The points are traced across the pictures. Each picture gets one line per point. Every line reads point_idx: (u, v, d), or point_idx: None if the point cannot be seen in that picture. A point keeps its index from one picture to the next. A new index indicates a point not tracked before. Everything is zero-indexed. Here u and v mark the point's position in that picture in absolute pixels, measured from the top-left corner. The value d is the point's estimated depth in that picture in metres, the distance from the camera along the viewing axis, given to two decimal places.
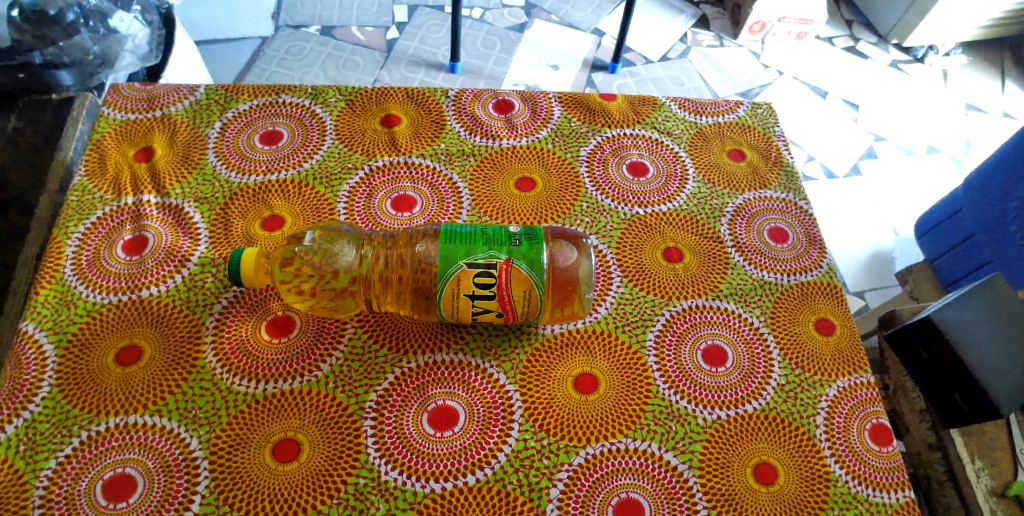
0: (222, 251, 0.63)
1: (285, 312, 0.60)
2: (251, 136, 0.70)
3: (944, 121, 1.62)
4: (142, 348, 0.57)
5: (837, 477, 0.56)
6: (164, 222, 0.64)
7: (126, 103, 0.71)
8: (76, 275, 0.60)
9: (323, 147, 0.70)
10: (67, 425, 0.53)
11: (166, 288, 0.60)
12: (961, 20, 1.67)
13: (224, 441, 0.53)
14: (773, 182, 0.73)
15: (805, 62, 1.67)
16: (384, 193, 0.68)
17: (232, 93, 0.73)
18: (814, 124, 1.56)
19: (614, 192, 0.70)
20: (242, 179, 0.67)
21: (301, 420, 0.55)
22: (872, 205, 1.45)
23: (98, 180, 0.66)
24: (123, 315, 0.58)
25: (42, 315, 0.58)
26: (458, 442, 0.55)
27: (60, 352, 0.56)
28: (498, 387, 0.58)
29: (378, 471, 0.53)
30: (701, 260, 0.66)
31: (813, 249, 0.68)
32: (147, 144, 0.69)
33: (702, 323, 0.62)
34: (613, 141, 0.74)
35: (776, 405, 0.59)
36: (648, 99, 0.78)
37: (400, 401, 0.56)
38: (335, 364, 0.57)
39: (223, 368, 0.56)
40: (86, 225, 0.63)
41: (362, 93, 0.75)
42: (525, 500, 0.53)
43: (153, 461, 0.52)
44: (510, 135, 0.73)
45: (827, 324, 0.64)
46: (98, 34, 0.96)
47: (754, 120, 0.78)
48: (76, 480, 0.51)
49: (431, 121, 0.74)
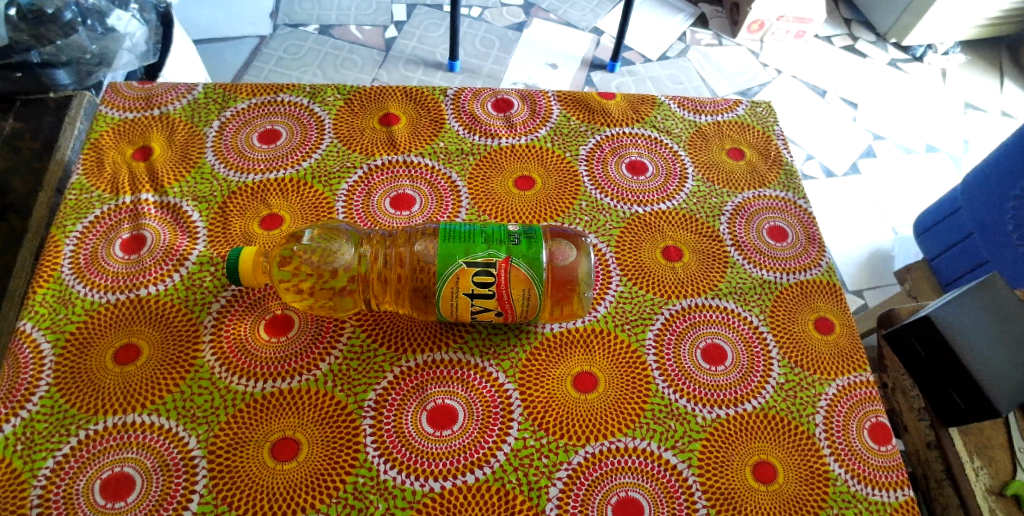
0: (221, 250, 0.63)
1: (284, 311, 0.60)
2: (250, 135, 0.70)
3: (942, 120, 1.63)
4: (140, 347, 0.56)
5: (836, 476, 0.56)
6: (163, 221, 0.64)
7: (124, 102, 0.71)
8: (74, 274, 0.60)
9: (322, 146, 0.70)
10: (65, 424, 0.53)
11: (164, 287, 0.60)
12: (960, 19, 1.67)
13: (222, 440, 0.53)
14: (772, 180, 0.73)
15: (804, 61, 1.67)
16: (383, 192, 0.67)
17: (231, 91, 0.73)
18: (813, 123, 1.56)
19: (613, 191, 0.70)
20: (241, 177, 0.67)
21: (301, 419, 0.54)
22: (871, 204, 1.45)
23: (96, 179, 0.66)
24: (121, 314, 0.58)
25: (39, 315, 0.58)
26: (458, 441, 0.54)
27: (58, 351, 0.56)
28: (497, 386, 0.58)
29: (378, 469, 0.53)
30: (701, 259, 0.66)
31: (812, 248, 0.68)
32: (145, 143, 0.68)
33: (702, 322, 0.62)
34: (612, 140, 0.74)
35: (775, 404, 0.59)
36: (647, 98, 0.78)
37: (400, 400, 0.56)
38: (334, 363, 0.57)
39: (222, 367, 0.56)
40: (85, 224, 0.63)
41: (361, 92, 0.75)
42: (525, 499, 0.53)
43: (152, 461, 0.52)
44: (509, 134, 0.73)
45: (826, 323, 0.64)
46: (96, 33, 0.96)
47: (753, 118, 0.78)
48: (74, 479, 0.50)
49: (430, 119, 0.74)
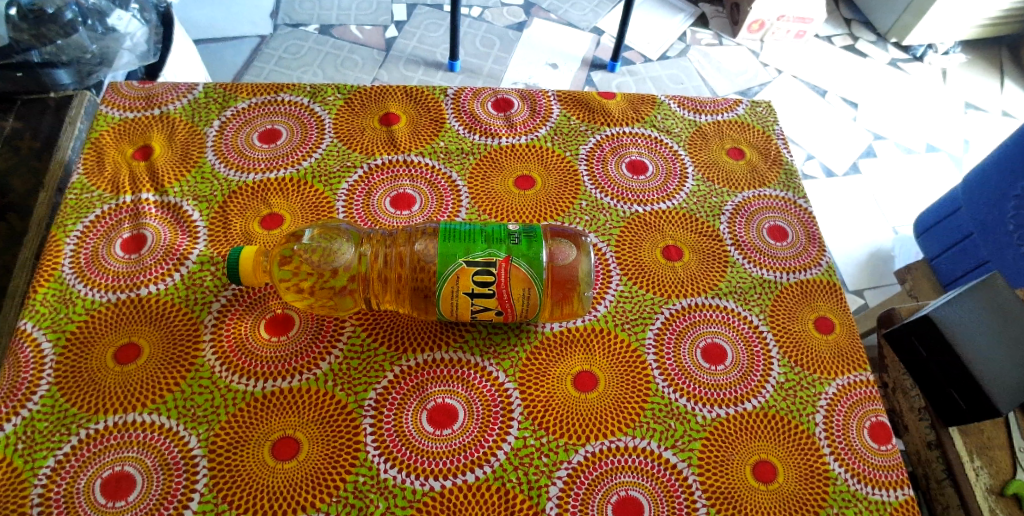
0: (221, 249, 0.63)
1: (284, 310, 0.60)
2: (250, 135, 0.70)
3: (943, 119, 1.63)
4: (140, 346, 0.56)
5: (836, 475, 0.56)
6: (163, 221, 0.64)
7: (124, 101, 0.71)
8: (75, 273, 0.60)
9: (322, 146, 0.70)
10: (66, 423, 0.53)
11: (164, 287, 0.60)
12: (960, 18, 1.67)
13: (223, 439, 0.53)
14: (772, 180, 0.73)
15: (804, 60, 1.67)
16: (383, 192, 0.67)
17: (232, 91, 0.73)
18: (814, 123, 1.56)
19: (613, 190, 0.70)
20: (241, 177, 0.67)
21: (301, 418, 0.54)
22: (871, 203, 1.45)
23: (97, 178, 0.66)
24: (122, 313, 0.58)
25: (40, 314, 0.58)
26: (458, 440, 0.55)
27: (59, 350, 0.56)
28: (497, 385, 0.58)
29: (378, 469, 0.53)
30: (701, 259, 0.66)
31: (812, 247, 0.68)
32: (146, 143, 0.69)
33: (702, 321, 0.62)
34: (612, 139, 0.74)
35: (775, 403, 0.59)
36: (647, 97, 0.78)
37: (400, 399, 0.56)
38: (334, 362, 0.57)
39: (222, 366, 0.56)
40: (85, 223, 0.63)
41: (361, 91, 0.75)
42: (525, 498, 0.53)
43: (152, 460, 0.52)
44: (509, 134, 0.73)
45: (827, 322, 0.64)
46: (97, 33, 0.96)
47: (753, 118, 0.78)
48: (74, 479, 0.51)
49: (430, 119, 0.74)
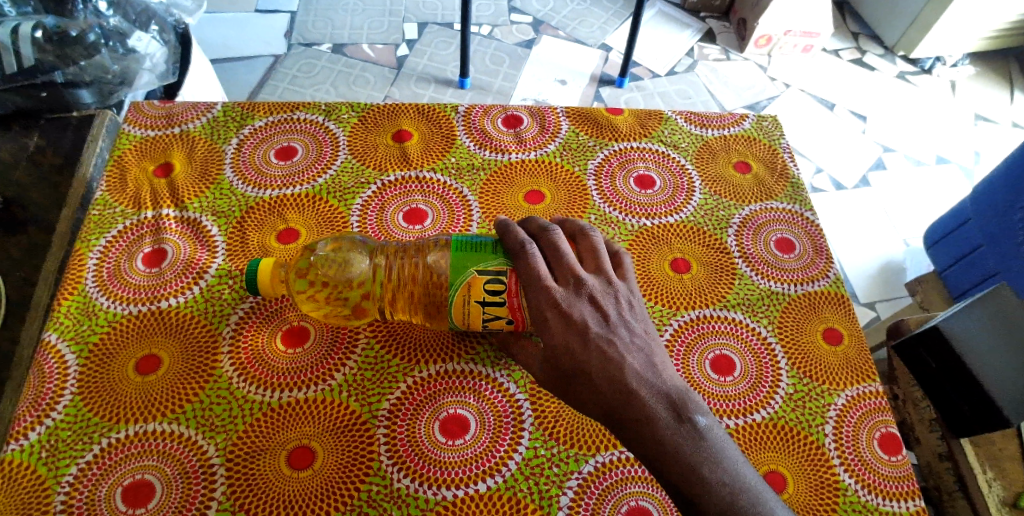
0: (239, 263, 0.64)
1: (300, 322, 0.61)
2: (267, 152, 0.72)
3: (952, 131, 1.63)
4: (160, 358, 0.58)
5: (846, 486, 0.56)
6: (183, 235, 0.66)
7: (146, 120, 0.74)
8: (97, 286, 0.62)
9: (336, 162, 0.72)
10: (88, 432, 0.54)
11: (183, 300, 0.61)
12: (967, 30, 1.68)
13: (240, 448, 0.54)
14: (778, 193, 0.74)
15: (812, 74, 1.69)
16: (396, 207, 0.69)
17: (248, 110, 0.75)
18: (822, 135, 1.57)
19: (621, 204, 0.71)
20: (258, 193, 0.69)
21: (315, 428, 0.56)
22: (882, 217, 1.45)
23: (119, 195, 0.68)
24: (143, 325, 0.60)
25: (64, 326, 0.59)
26: (470, 450, 0.55)
27: (82, 362, 0.58)
28: (509, 397, 0.58)
29: (391, 478, 0.54)
30: (708, 272, 0.67)
31: (820, 259, 0.69)
32: (166, 160, 0.71)
33: (711, 333, 0.63)
34: (620, 154, 0.75)
35: (783, 414, 0.59)
36: (654, 113, 0.79)
37: (412, 410, 0.57)
38: (348, 373, 0.59)
39: (240, 378, 0.58)
40: (108, 238, 0.65)
41: (374, 109, 0.77)
42: (536, 508, 0.53)
43: (172, 468, 0.53)
44: (519, 149, 0.75)
45: (834, 333, 0.64)
46: (118, 54, 0.98)
47: (759, 133, 0.79)
48: (96, 487, 0.52)
49: (442, 135, 0.75)
